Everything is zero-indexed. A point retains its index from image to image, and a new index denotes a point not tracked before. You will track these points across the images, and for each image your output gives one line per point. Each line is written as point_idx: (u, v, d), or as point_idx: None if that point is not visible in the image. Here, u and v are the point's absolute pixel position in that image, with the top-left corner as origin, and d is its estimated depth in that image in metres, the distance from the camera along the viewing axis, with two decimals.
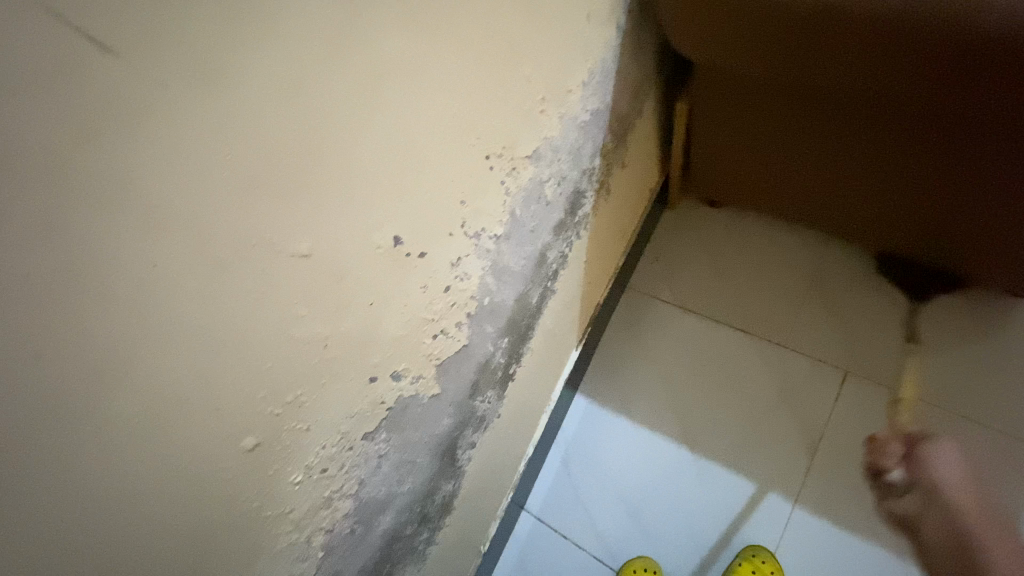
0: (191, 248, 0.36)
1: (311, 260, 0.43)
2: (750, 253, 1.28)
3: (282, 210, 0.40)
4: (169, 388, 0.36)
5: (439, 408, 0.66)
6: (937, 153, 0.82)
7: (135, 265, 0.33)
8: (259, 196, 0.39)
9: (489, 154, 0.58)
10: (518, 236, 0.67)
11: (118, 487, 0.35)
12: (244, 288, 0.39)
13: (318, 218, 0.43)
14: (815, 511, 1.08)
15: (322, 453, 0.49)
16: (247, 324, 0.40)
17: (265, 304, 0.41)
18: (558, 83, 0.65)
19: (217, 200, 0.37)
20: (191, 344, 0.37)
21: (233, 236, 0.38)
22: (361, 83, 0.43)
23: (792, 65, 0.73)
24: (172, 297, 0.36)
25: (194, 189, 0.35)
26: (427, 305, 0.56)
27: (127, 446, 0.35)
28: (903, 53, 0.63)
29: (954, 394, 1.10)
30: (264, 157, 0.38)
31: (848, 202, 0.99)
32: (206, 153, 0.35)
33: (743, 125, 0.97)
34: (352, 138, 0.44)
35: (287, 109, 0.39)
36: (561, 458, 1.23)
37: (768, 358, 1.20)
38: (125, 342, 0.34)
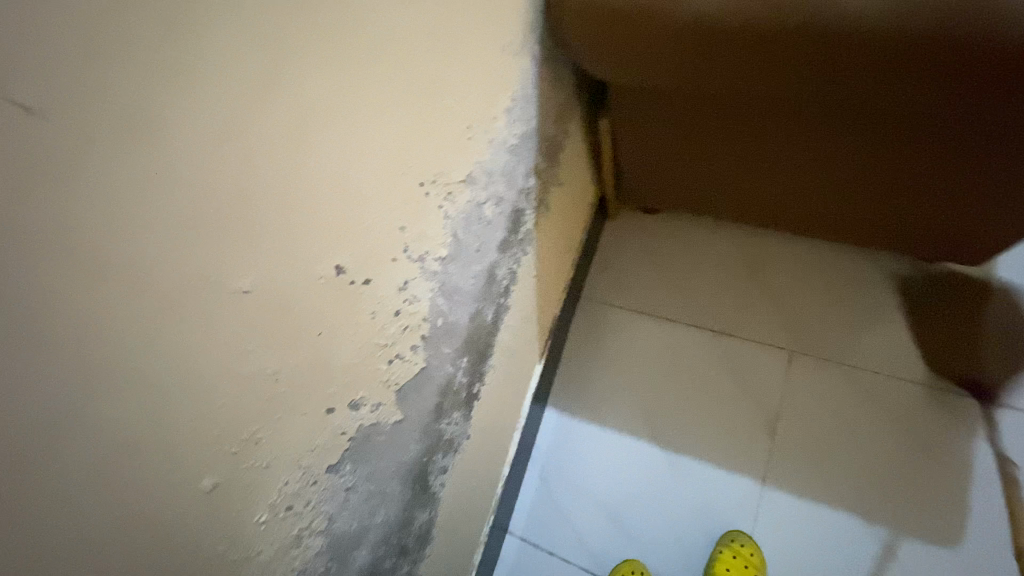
0: (131, 293, 0.37)
1: (255, 294, 0.44)
2: (689, 253, 1.36)
3: (222, 247, 0.42)
4: (123, 432, 0.36)
5: (404, 434, 0.67)
6: (849, 145, 0.93)
7: (75, 313, 0.34)
8: (199, 236, 0.40)
9: (424, 182, 0.61)
10: (462, 256, 0.71)
11: (81, 539, 0.34)
12: (189, 327, 0.40)
13: (260, 252, 0.45)
14: (784, 489, 1.13)
15: (286, 490, 0.49)
16: (195, 365, 0.40)
17: (211, 343, 0.42)
18: (482, 111, 0.69)
19: (154, 243, 0.38)
20: (140, 387, 0.37)
21: (176, 277, 0.39)
22: (290, 124, 0.46)
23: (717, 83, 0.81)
24: (113, 343, 0.36)
25: (135, 233, 0.37)
26: (378, 331, 0.57)
27: (82, 497, 0.34)
28: (778, 61, 0.74)
29: (888, 360, 1.19)
30: (202, 199, 0.40)
31: (775, 194, 1.10)
32: (142, 198, 0.37)
33: (660, 137, 1.06)
34: (286, 174, 0.46)
35: (221, 152, 0.41)
36: (537, 474, 1.24)
37: (718, 348, 1.27)
38: (77, 389, 0.34)
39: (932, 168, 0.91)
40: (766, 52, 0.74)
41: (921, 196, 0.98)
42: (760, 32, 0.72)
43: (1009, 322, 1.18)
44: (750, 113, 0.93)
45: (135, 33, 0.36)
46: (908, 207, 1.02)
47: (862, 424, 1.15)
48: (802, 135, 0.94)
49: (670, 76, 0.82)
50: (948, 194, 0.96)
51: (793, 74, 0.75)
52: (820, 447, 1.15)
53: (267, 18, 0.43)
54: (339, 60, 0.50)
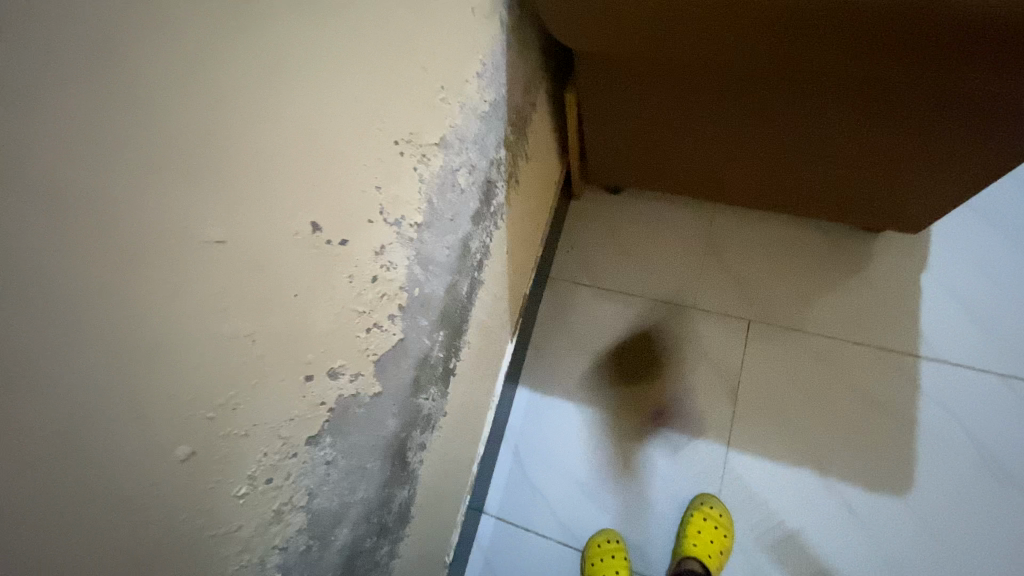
0: (100, 235, 0.34)
1: (227, 247, 0.41)
2: (652, 230, 1.39)
3: (192, 193, 0.39)
4: (96, 392, 0.34)
5: (383, 408, 0.65)
6: (812, 118, 0.96)
7: (38, 256, 0.31)
8: (166, 179, 0.37)
9: (398, 141, 0.59)
10: (437, 224, 0.69)
11: (49, 509, 0.32)
12: (162, 279, 0.37)
13: (231, 202, 0.42)
14: (747, 451, 1.19)
15: (266, 461, 0.46)
16: (164, 318, 0.37)
17: (183, 298, 0.38)
18: (454, 72, 0.67)
19: (119, 184, 0.35)
20: (115, 342, 0.35)
21: (145, 222, 0.36)
22: (262, 66, 0.44)
23: (693, 40, 0.82)
24: (76, 293, 0.33)
25: (98, 169, 0.34)
26: (356, 297, 0.55)
27: (48, 463, 0.31)
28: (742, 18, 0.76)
29: (837, 326, 1.27)
30: (169, 137, 0.37)
31: (733, 166, 1.13)
32: (107, 132, 0.34)
33: (624, 110, 1.07)
34: (258, 120, 0.44)
35: (191, 87, 0.38)
36: (510, 454, 1.24)
37: (683, 320, 1.31)
38: (43, 340, 0.31)
39: (887, 138, 0.97)
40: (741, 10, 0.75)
41: (874, 166, 1.04)
42: None
43: (943, 286, 1.29)
44: (711, 83, 0.95)
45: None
46: (860, 177, 1.08)
47: (816, 386, 1.22)
48: (770, 106, 0.97)
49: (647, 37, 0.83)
50: (899, 164, 1.02)
51: (769, 30, 0.77)
52: (780, 410, 1.21)
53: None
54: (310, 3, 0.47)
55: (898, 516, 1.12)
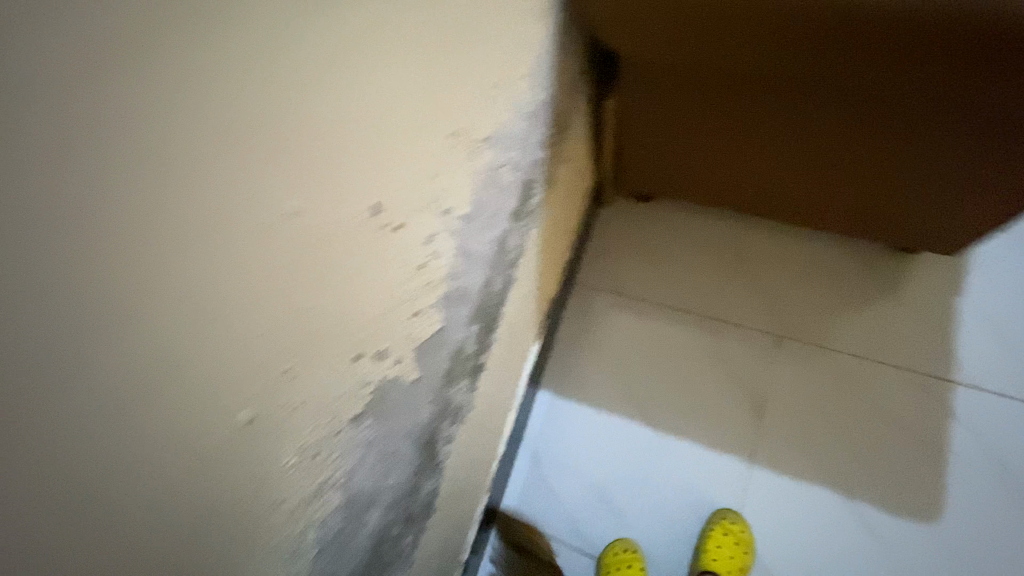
0: (193, 199, 0.36)
1: (303, 217, 0.44)
2: (681, 241, 1.39)
3: (277, 163, 0.41)
4: (173, 348, 0.36)
5: (420, 395, 0.66)
6: (852, 134, 0.96)
7: (137, 214, 0.33)
8: (255, 151, 0.40)
9: (453, 133, 0.60)
10: (480, 218, 0.70)
11: (124, 456, 0.33)
12: (238, 245, 0.39)
13: (306, 177, 0.44)
14: (771, 468, 1.17)
15: (314, 435, 0.47)
16: (230, 292, 0.39)
17: (259, 263, 0.41)
18: (507, 70, 0.69)
19: (213, 152, 0.37)
20: (194, 302, 0.37)
21: (232, 189, 0.39)
22: (342, 48, 0.46)
23: (732, 47, 0.83)
24: (165, 251, 0.35)
25: (200, 134, 0.36)
26: (405, 283, 0.56)
27: (128, 411, 0.33)
28: (784, 27, 0.77)
29: (867, 346, 1.25)
30: (257, 108, 0.40)
31: (769, 181, 1.13)
32: (213, 102, 0.37)
33: (663, 118, 1.07)
34: (336, 101, 0.46)
35: (284, 63, 0.41)
36: (529, 456, 1.23)
37: (709, 332, 1.30)
38: (135, 292, 0.33)
39: (930, 157, 0.95)
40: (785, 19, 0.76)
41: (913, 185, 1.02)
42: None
43: (981, 312, 1.26)
44: (751, 94, 0.95)
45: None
46: (897, 197, 1.06)
47: (844, 406, 1.20)
48: (807, 120, 0.97)
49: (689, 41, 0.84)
50: (940, 184, 1.00)
51: (811, 40, 0.77)
52: (806, 428, 1.19)
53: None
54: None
55: (927, 544, 1.09)
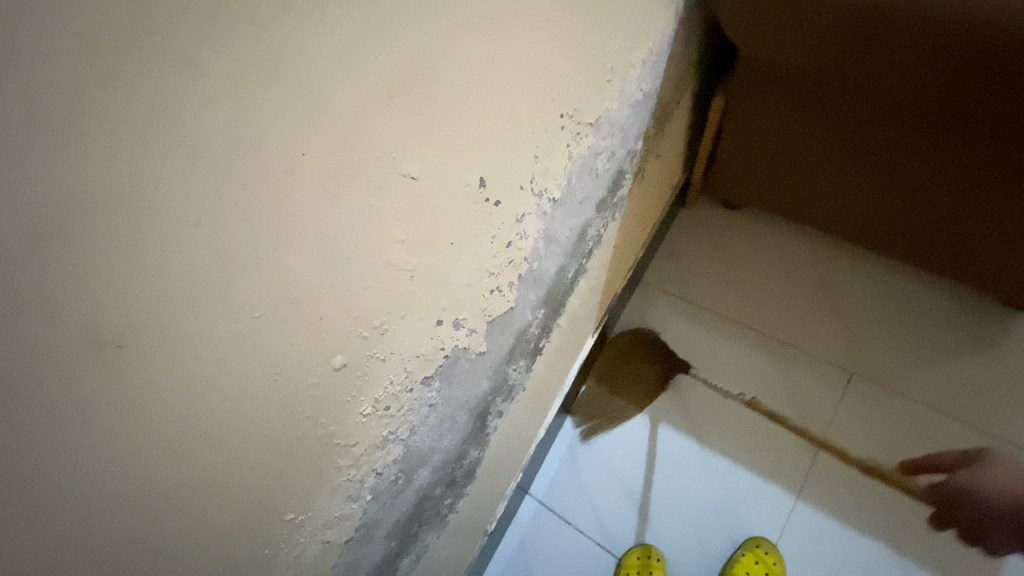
0: (331, 145, 0.38)
1: (419, 183, 0.45)
2: (762, 256, 1.32)
3: (410, 123, 0.43)
4: (293, 288, 0.38)
5: (483, 368, 0.67)
6: (989, 169, 0.85)
7: (285, 155, 0.36)
8: (395, 107, 0.42)
9: (562, 115, 0.59)
10: (570, 203, 0.70)
11: (237, 379, 0.37)
12: (363, 201, 0.41)
13: (429, 144, 0.45)
14: (818, 509, 1.11)
15: (389, 390, 0.50)
16: (342, 245, 0.41)
17: (378, 218, 0.43)
18: (623, 55, 0.66)
19: (359, 107, 0.39)
20: (319, 248, 0.39)
21: (367, 142, 0.40)
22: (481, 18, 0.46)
23: (860, 59, 0.76)
24: (293, 196, 0.37)
25: (350, 84, 0.38)
26: (491, 258, 0.57)
27: (247, 338, 0.37)
28: (920, 47, 0.69)
29: (953, 401, 1.14)
30: (396, 67, 0.41)
31: (878, 208, 1.03)
32: (360, 56, 0.38)
33: (771, 123, 1.01)
34: (468, 71, 0.47)
35: (427, 29, 0.42)
36: (566, 445, 1.24)
37: (775, 355, 1.24)
38: (271, 229, 0.36)
39: None
40: (924, 39, 0.68)
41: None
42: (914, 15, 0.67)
43: None
44: (873, 110, 0.87)
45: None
46: None
47: (914, 460, 1.11)
48: (939, 149, 0.87)
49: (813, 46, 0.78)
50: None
51: (952, 66, 0.69)
52: (865, 474, 1.12)
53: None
54: None
55: None
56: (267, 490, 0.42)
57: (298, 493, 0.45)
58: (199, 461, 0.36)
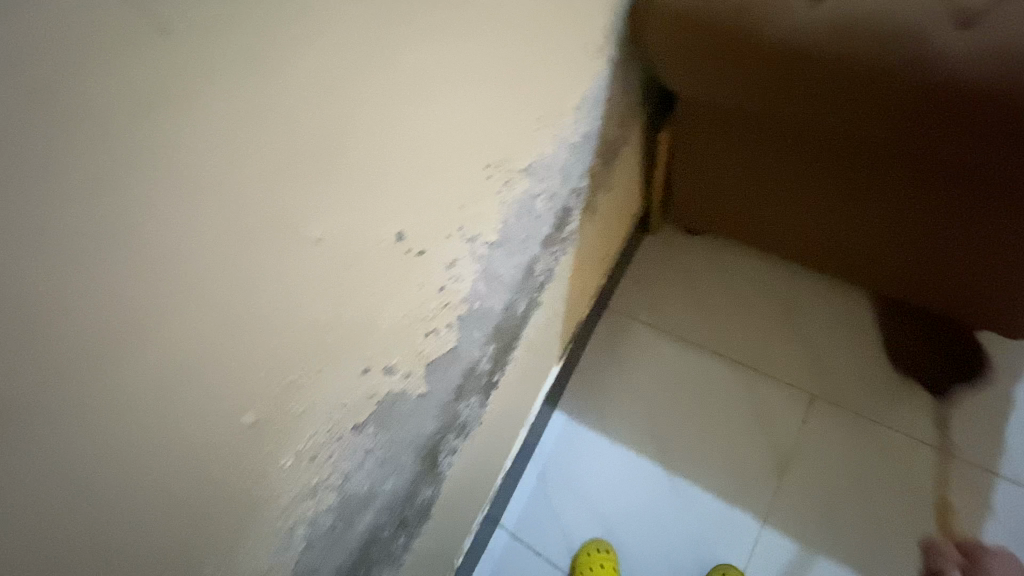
0: (221, 218, 0.38)
1: (323, 245, 0.46)
2: (723, 281, 1.35)
3: (310, 188, 0.43)
4: (191, 355, 0.39)
5: (426, 409, 0.68)
6: (925, 196, 0.88)
7: (170, 231, 0.36)
8: (292, 177, 0.42)
9: (488, 164, 0.61)
10: (510, 245, 0.72)
11: (137, 446, 0.37)
12: (262, 268, 0.42)
13: (335, 207, 0.46)
14: (785, 532, 1.11)
15: (314, 440, 0.51)
16: (242, 310, 0.41)
17: (280, 282, 0.43)
18: (554, 105, 0.70)
19: (251, 180, 0.40)
20: (215, 316, 0.40)
21: (263, 212, 0.41)
22: (388, 81, 0.47)
23: (784, 111, 0.77)
24: (182, 270, 0.37)
25: (239, 160, 0.39)
26: (421, 304, 0.58)
27: (143, 406, 0.37)
28: (841, 97, 0.71)
29: (911, 420, 1.16)
30: (293, 139, 0.41)
31: (825, 232, 1.06)
32: (249, 132, 0.39)
33: (717, 153, 1.04)
34: (379, 132, 0.48)
35: (327, 100, 0.43)
36: (536, 474, 1.23)
37: (739, 378, 1.25)
38: (161, 302, 0.36)
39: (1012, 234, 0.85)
40: (846, 86, 0.70)
41: (1000, 264, 0.91)
42: (831, 65, 0.69)
43: None
44: (810, 141, 0.90)
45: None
46: (976, 274, 0.96)
47: (876, 481, 1.13)
48: (876, 177, 0.90)
49: (740, 98, 0.79)
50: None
51: (873, 116, 0.71)
52: (830, 496, 1.13)
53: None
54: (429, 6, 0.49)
55: None
56: (180, 552, 0.42)
57: (216, 552, 0.45)
58: (99, 531, 0.36)
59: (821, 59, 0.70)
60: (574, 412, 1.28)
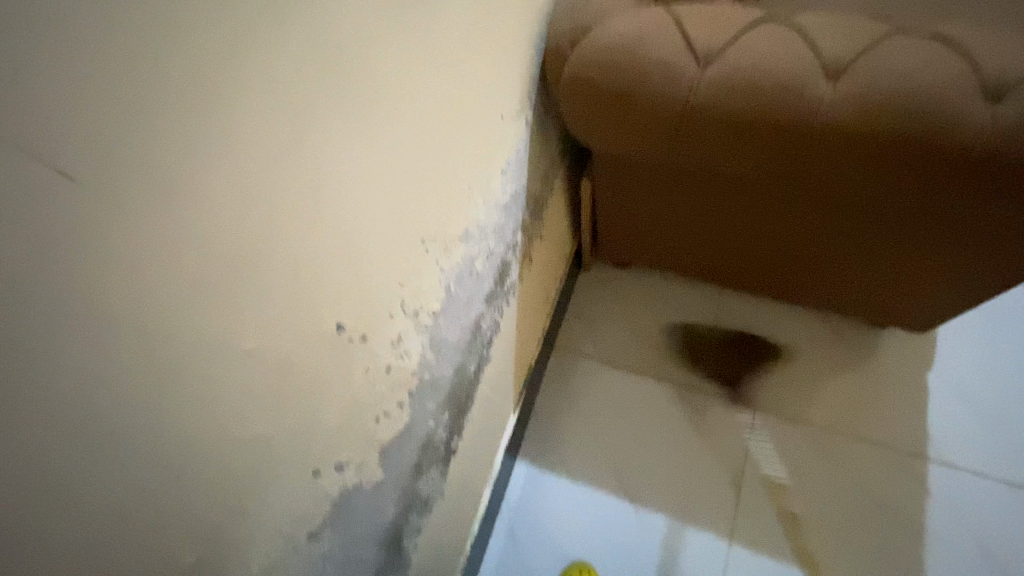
0: (147, 356, 0.35)
1: (257, 356, 0.43)
2: (658, 308, 1.41)
3: (238, 302, 0.41)
4: (120, 511, 0.34)
5: (385, 496, 0.64)
6: (817, 220, 0.99)
7: (89, 386, 0.32)
8: (219, 294, 0.39)
9: (423, 239, 0.62)
10: (453, 310, 0.71)
11: None
12: (192, 397, 0.38)
13: (267, 315, 0.44)
14: (752, 547, 1.14)
15: (265, 562, 0.46)
16: (175, 447, 0.37)
17: (212, 406, 0.40)
18: (481, 172, 0.72)
19: (177, 307, 0.36)
20: (147, 461, 0.36)
21: (192, 337, 0.38)
22: (314, 177, 0.46)
23: (694, 156, 0.84)
24: (108, 422, 0.33)
25: (162, 290, 0.35)
26: (369, 389, 0.56)
27: None
28: (741, 141, 0.79)
29: (840, 417, 1.26)
30: (218, 255, 0.39)
31: (740, 255, 1.15)
32: (171, 258, 0.36)
33: (637, 197, 1.10)
34: (307, 227, 0.46)
35: (250, 209, 0.41)
36: (505, 531, 1.19)
37: (687, 401, 1.30)
38: (83, 465, 0.32)
39: (891, 245, 0.98)
40: (744, 133, 0.78)
41: (886, 270, 1.05)
42: (729, 115, 0.77)
43: (950, 388, 1.29)
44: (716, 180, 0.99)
45: (156, 82, 0.33)
46: (870, 279, 1.08)
47: (821, 480, 1.20)
48: (775, 208, 1.00)
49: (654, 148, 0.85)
50: (918, 270, 1.01)
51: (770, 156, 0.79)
52: (784, 502, 1.18)
53: (285, 68, 0.42)
54: (351, 98, 0.49)
55: None
56: None
57: None
58: None
59: (720, 111, 0.77)
60: (535, 459, 1.26)
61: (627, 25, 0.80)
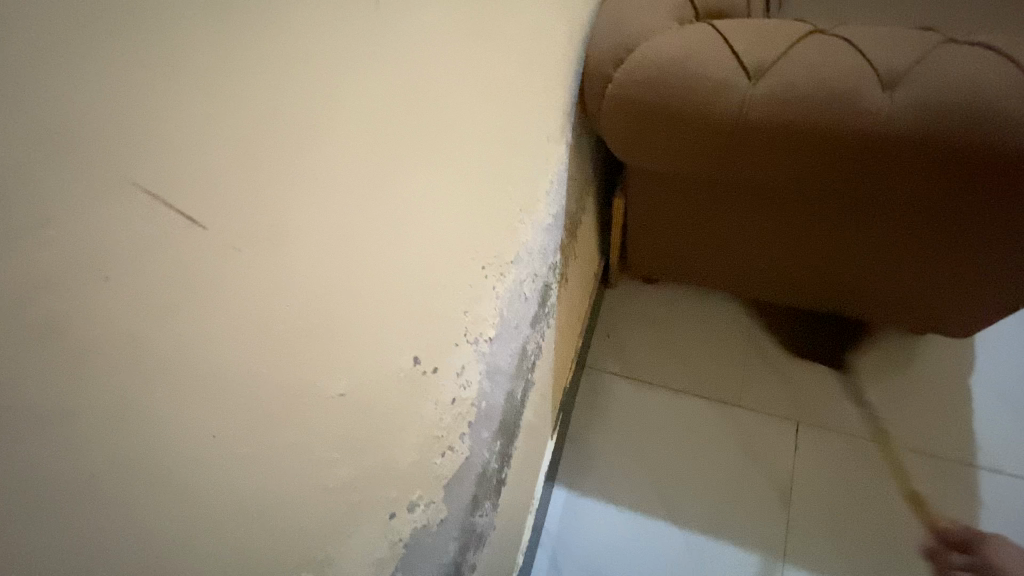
0: (266, 397, 0.36)
1: (348, 398, 0.43)
2: (689, 323, 1.39)
3: (326, 345, 0.40)
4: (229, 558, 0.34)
5: (448, 534, 0.62)
6: (857, 231, 0.98)
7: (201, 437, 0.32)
8: (310, 342, 0.39)
9: (483, 265, 0.61)
10: (506, 335, 0.69)
11: None
12: (287, 443, 0.37)
13: (355, 357, 0.43)
14: (805, 567, 1.10)
15: None
16: (274, 493, 0.37)
17: (309, 455, 0.39)
18: (529, 195, 0.72)
19: (259, 355, 0.35)
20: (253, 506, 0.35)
21: (289, 384, 0.38)
22: (388, 216, 0.46)
23: (739, 169, 0.84)
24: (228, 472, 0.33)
25: (229, 326, 0.33)
26: (437, 421, 0.54)
27: None
28: (789, 152, 0.78)
29: (884, 427, 1.23)
30: (284, 294, 0.36)
31: (777, 267, 1.13)
32: (275, 298, 0.36)
33: (671, 212, 1.10)
34: (384, 266, 0.46)
35: (338, 249, 0.41)
36: (549, 561, 1.15)
37: (725, 416, 1.27)
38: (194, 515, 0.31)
39: (934, 255, 0.97)
40: (790, 145, 0.78)
41: (927, 279, 1.03)
42: (776, 126, 0.76)
43: (993, 391, 1.26)
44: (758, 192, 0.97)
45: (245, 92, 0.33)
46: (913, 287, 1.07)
47: (871, 494, 1.16)
48: (813, 220, 0.99)
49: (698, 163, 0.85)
50: (965, 279, 1.00)
51: (817, 166, 0.79)
52: (835, 519, 1.14)
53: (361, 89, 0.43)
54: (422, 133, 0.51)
55: None
56: None
57: None
58: None
59: (768, 122, 0.76)
60: (574, 484, 1.22)
61: (672, 42, 0.80)
